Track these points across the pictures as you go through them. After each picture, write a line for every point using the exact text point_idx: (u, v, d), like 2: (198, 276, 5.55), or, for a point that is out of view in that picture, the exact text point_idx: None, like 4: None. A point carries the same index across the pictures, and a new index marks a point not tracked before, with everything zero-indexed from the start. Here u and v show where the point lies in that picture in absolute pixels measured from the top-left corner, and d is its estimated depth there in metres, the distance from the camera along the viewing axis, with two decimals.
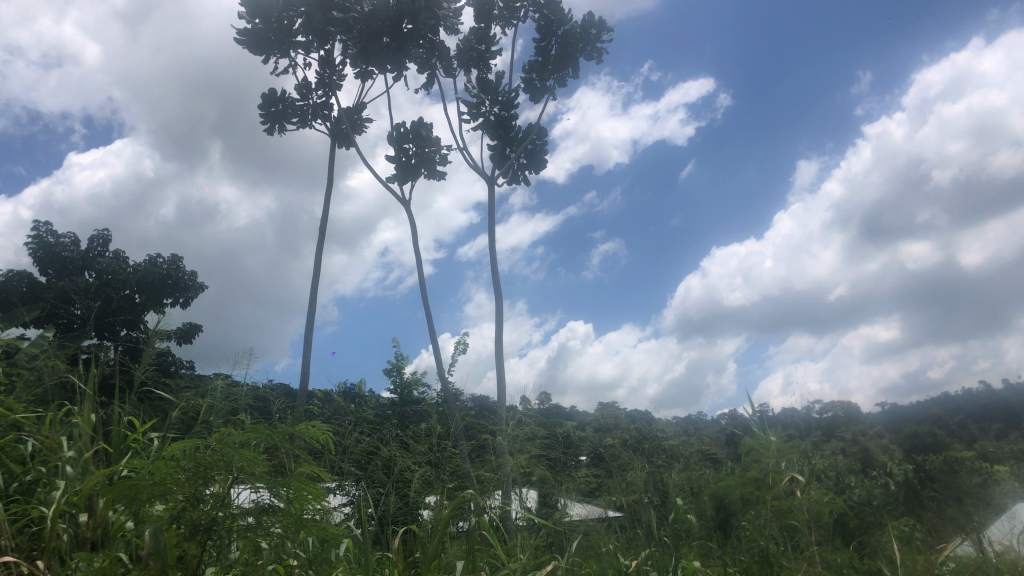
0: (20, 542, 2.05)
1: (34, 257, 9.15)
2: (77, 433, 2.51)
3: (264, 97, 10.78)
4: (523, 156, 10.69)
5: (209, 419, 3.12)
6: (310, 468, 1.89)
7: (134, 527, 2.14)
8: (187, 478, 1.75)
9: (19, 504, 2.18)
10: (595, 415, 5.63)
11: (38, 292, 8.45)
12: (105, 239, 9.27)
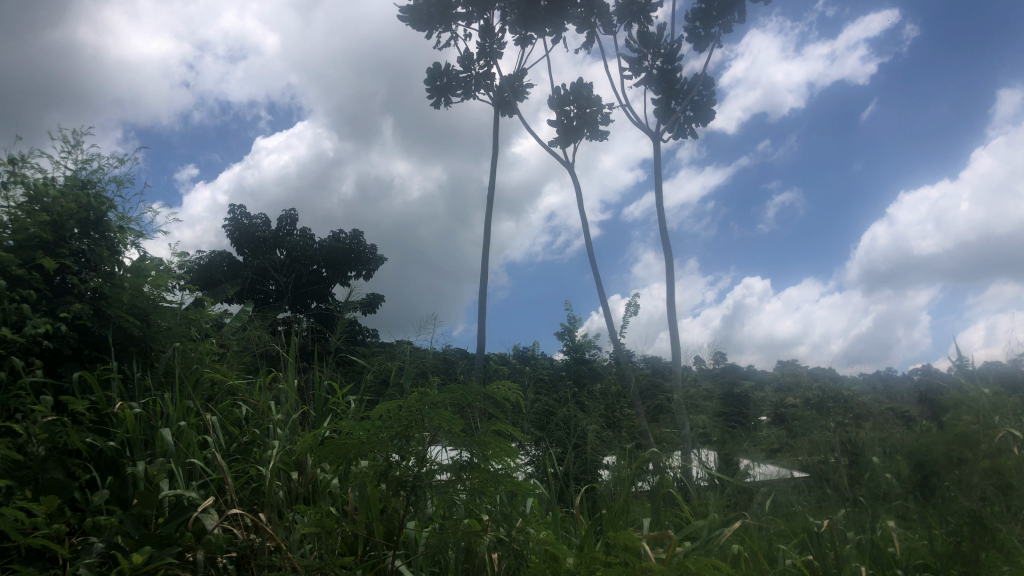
0: (241, 496, 2.24)
1: (232, 238, 9.93)
2: (283, 397, 2.71)
3: (429, 71, 11.07)
4: (689, 108, 10.37)
5: (398, 383, 3.27)
6: (503, 426, 1.91)
7: (341, 484, 2.28)
8: (390, 437, 1.85)
9: (239, 462, 2.39)
10: (777, 374, 5.42)
11: (236, 271, 9.17)
12: (293, 218, 9.89)
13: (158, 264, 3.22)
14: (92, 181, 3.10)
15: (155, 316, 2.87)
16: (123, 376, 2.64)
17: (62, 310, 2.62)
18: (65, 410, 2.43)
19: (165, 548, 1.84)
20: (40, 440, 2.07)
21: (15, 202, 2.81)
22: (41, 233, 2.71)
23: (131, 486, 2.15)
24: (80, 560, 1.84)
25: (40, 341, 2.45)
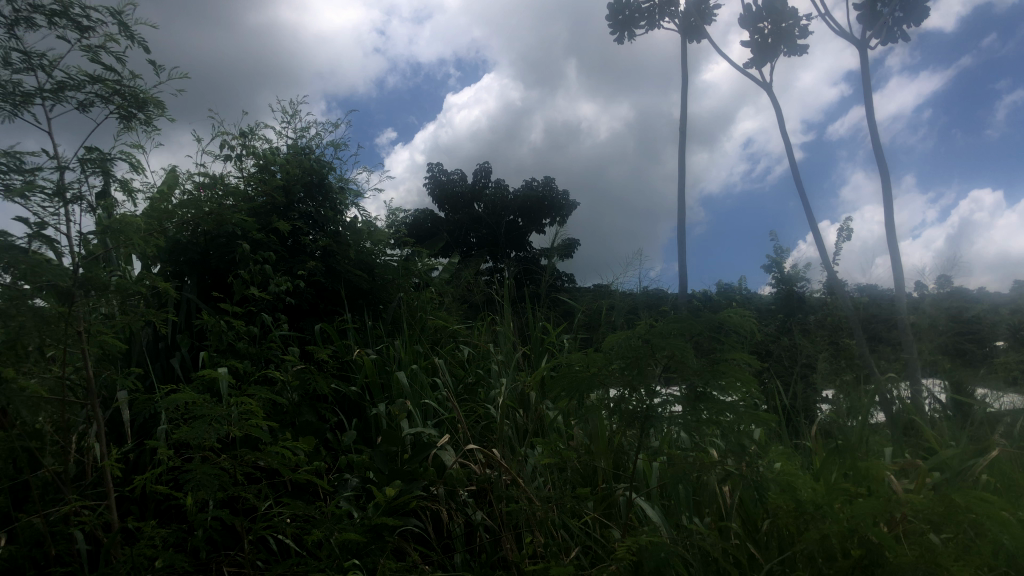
0: (473, 434, 2.34)
1: (432, 195, 10.33)
2: (502, 339, 2.80)
3: (611, 6, 10.82)
4: (897, 9, 9.45)
5: (611, 320, 3.27)
6: (742, 355, 1.80)
7: (568, 418, 2.32)
8: (620, 369, 1.87)
9: (467, 401, 2.50)
10: (1021, 291, 4.90)
11: (438, 226, 9.54)
12: (487, 171, 10.12)
13: (375, 220, 3.40)
14: (312, 147, 3.31)
15: (378, 269, 3.04)
16: (356, 327, 2.83)
17: (298, 268, 2.83)
18: (310, 360, 2.64)
19: (413, 481, 1.97)
20: (294, 385, 2.26)
21: (249, 172, 3.06)
22: (274, 199, 2.94)
23: (374, 426, 2.31)
24: (339, 493, 2.00)
25: (283, 297, 2.67)
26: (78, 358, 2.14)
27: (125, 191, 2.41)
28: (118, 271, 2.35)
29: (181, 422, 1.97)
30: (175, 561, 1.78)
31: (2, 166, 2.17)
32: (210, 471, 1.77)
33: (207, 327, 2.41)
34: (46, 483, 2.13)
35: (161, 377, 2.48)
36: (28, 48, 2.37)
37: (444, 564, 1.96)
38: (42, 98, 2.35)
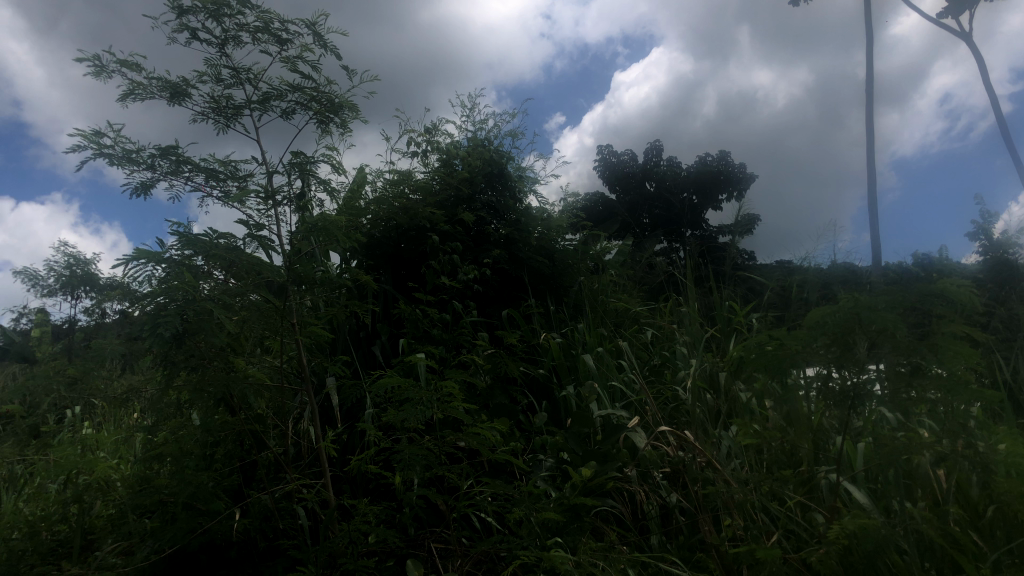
0: (664, 415, 2.32)
1: (604, 177, 10.29)
2: (687, 320, 2.75)
3: None
4: None
5: (802, 296, 3.13)
6: (961, 328, 1.66)
7: (763, 399, 2.25)
8: (822, 346, 1.78)
9: (655, 382, 2.48)
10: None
11: (612, 208, 9.48)
12: (659, 149, 9.93)
13: (554, 205, 3.44)
14: (491, 138, 3.39)
15: (560, 254, 3.07)
16: (541, 312, 2.88)
17: (484, 256, 2.91)
18: (499, 345, 2.71)
19: (607, 463, 1.98)
20: (487, 369, 2.34)
21: (433, 166, 3.18)
22: (457, 190, 3.04)
23: (565, 408, 2.35)
24: (536, 474, 2.05)
25: (471, 284, 2.76)
26: (292, 348, 2.32)
27: (325, 191, 2.58)
28: (321, 267, 2.52)
29: (387, 406, 2.09)
30: (389, 536, 1.90)
31: (221, 174, 2.38)
32: (417, 452, 1.88)
33: (404, 316, 2.54)
34: (271, 463, 2.33)
35: (363, 364, 2.64)
36: (236, 64, 2.59)
37: (641, 545, 1.96)
38: (250, 110, 2.55)
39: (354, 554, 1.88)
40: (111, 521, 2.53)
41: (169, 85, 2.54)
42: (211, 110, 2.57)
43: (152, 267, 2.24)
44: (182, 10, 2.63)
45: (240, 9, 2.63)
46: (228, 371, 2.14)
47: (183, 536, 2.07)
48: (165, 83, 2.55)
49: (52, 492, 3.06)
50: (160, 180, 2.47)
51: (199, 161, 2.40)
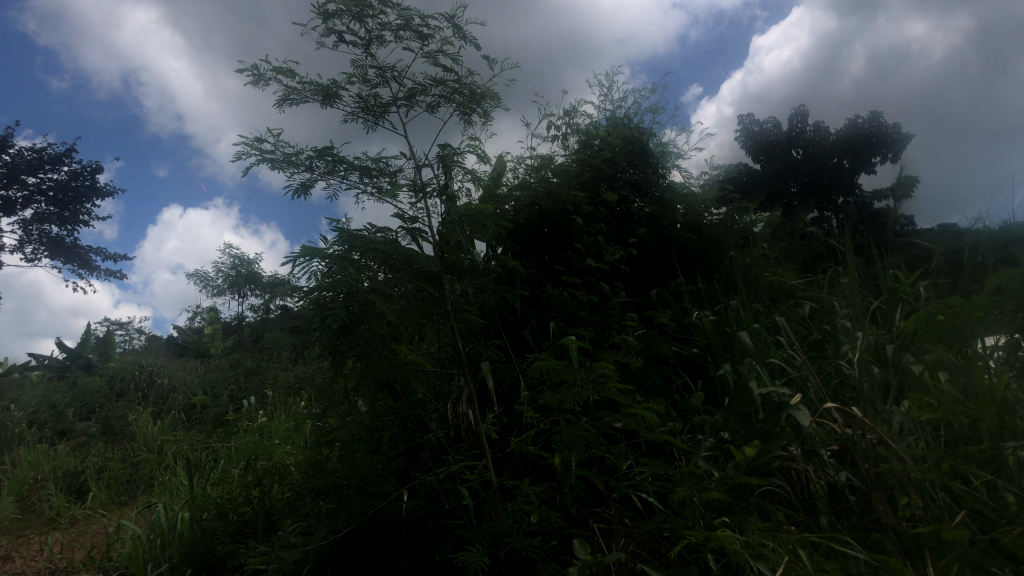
0: (828, 391, 2.23)
1: (747, 147, 9.92)
2: (848, 291, 2.62)
3: None
4: None
5: (975, 261, 2.92)
6: None
7: (937, 371, 2.12)
8: None
9: (816, 357, 2.39)
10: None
11: (756, 179, 9.14)
12: (803, 114, 9.49)
13: (699, 180, 3.36)
14: (631, 116, 3.35)
15: (707, 229, 3.00)
16: (691, 289, 2.83)
17: (629, 236, 2.88)
18: (650, 325, 2.69)
19: (771, 441, 1.94)
20: (639, 350, 2.32)
21: (573, 149, 3.18)
22: (599, 171, 3.03)
23: (723, 387, 2.30)
24: (696, 454, 2.02)
25: (618, 265, 2.75)
26: (448, 335, 2.39)
27: (471, 180, 2.64)
28: (471, 255, 2.58)
29: (543, 389, 2.12)
30: (552, 516, 1.93)
31: (373, 171, 2.48)
32: (576, 433, 1.90)
33: (553, 299, 2.56)
34: (433, 446, 2.41)
35: (516, 348, 2.68)
36: (381, 63, 2.68)
37: (811, 525, 1.90)
38: (397, 106, 2.64)
39: (520, 533, 1.93)
40: (290, 503, 2.70)
41: (321, 89, 2.67)
42: (360, 109, 2.68)
43: (315, 263, 2.37)
44: (329, 16, 2.75)
45: (382, 9, 2.72)
46: (390, 359, 2.24)
47: (356, 517, 2.18)
48: (317, 87, 2.68)
49: (236, 476, 3.30)
50: (317, 180, 2.60)
51: (353, 160, 2.51)
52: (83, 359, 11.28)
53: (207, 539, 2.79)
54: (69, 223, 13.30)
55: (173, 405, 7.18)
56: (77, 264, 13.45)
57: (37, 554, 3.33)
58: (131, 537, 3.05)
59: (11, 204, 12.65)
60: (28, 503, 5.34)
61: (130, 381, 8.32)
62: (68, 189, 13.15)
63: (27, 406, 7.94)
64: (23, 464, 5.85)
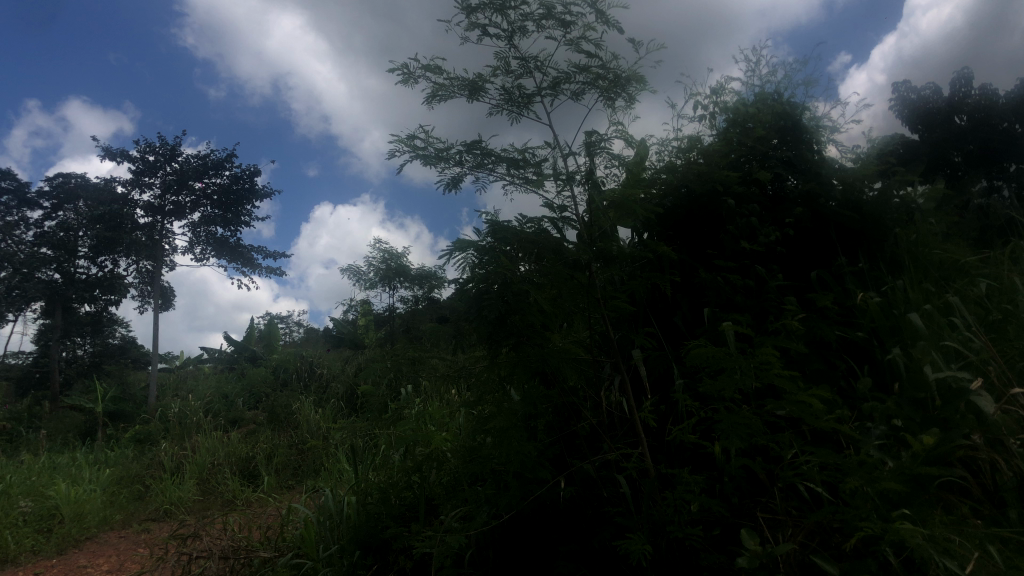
0: (1014, 376, 2.08)
1: (904, 117, 9.35)
2: None
3: None
4: None
5: None
6: None
7: None
8: None
9: (997, 339, 2.22)
10: None
11: (916, 151, 8.59)
12: (967, 77, 8.82)
13: (856, 153, 3.19)
14: (781, 90, 3.22)
15: (869, 205, 2.85)
16: (853, 270, 2.70)
17: (785, 216, 2.78)
18: (809, 308, 2.58)
19: (951, 429, 1.82)
20: (800, 335, 2.24)
21: (721, 128, 3.10)
22: (749, 150, 2.93)
23: (893, 372, 2.19)
24: (867, 442, 1.93)
25: (773, 247, 2.65)
26: (600, 322, 2.40)
27: (618, 166, 2.63)
28: (620, 241, 2.57)
29: (701, 376, 2.08)
30: (714, 505, 1.90)
31: (521, 162, 2.52)
32: (739, 421, 1.86)
33: (707, 284, 2.51)
34: (587, 433, 2.42)
35: (668, 335, 2.64)
36: (524, 54, 2.70)
37: (999, 519, 1.78)
38: (542, 96, 2.66)
39: (681, 522, 1.91)
40: (449, 489, 2.78)
41: (467, 84, 2.72)
42: (506, 102, 2.71)
43: (468, 255, 2.43)
44: (472, 11, 2.79)
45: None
46: (543, 347, 2.27)
47: (516, 503, 2.24)
48: (463, 82, 2.74)
49: (396, 461, 3.44)
50: (467, 173, 2.66)
51: (500, 152, 2.55)
52: (248, 352, 12.06)
53: (374, 523, 2.94)
54: (232, 224, 14.19)
55: (332, 394, 7.54)
56: (240, 262, 14.35)
57: (221, 533, 3.60)
58: (304, 520, 3.25)
59: (181, 208, 13.64)
60: (208, 486, 5.79)
61: (291, 372, 8.81)
62: (230, 192, 14.03)
63: (203, 397, 8.57)
64: (202, 450, 6.32)
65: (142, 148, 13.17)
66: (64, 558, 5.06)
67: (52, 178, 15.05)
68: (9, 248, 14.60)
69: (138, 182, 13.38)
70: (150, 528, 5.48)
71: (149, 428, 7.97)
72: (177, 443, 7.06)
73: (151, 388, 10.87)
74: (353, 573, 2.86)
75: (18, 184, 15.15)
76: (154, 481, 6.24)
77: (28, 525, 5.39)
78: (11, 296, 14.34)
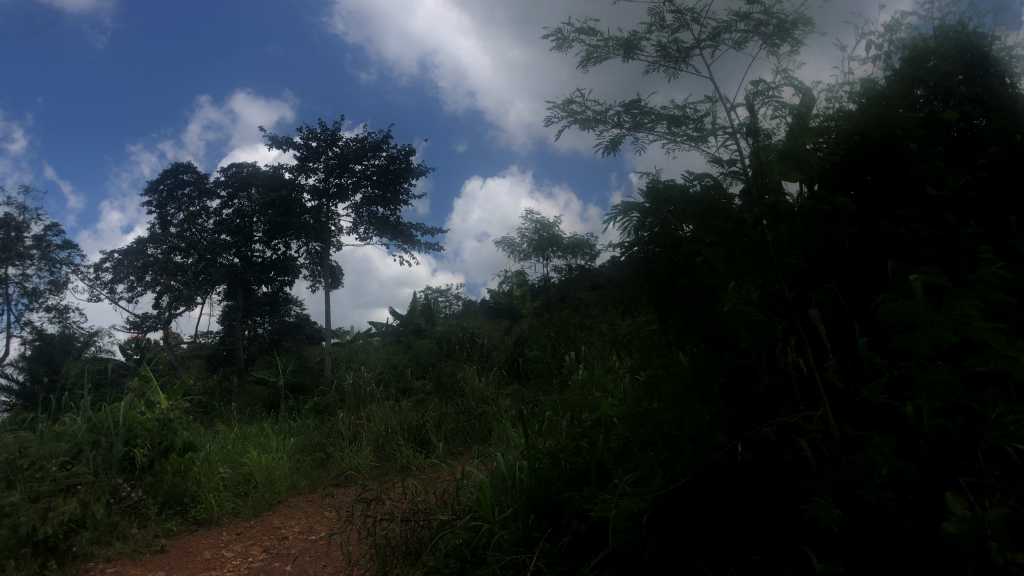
0: None
1: None
2: None
3: None
4: None
5: None
6: None
7: None
8: None
9: None
10: None
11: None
12: None
13: None
14: (965, 21, 2.95)
15: None
16: None
17: (975, 157, 2.56)
18: (1008, 255, 2.37)
19: None
20: (1001, 285, 2.06)
21: (898, 67, 2.89)
22: (931, 88, 2.71)
23: None
24: None
25: (963, 192, 2.45)
26: (773, 282, 2.31)
27: (786, 116, 2.52)
28: (791, 195, 2.47)
29: (889, 332, 1.96)
30: (908, 468, 1.80)
31: (683, 120, 2.47)
32: (936, 380, 1.74)
33: (891, 235, 2.36)
34: (763, 396, 2.34)
35: (845, 291, 2.51)
36: (681, 7, 2.63)
37: None
38: (701, 49, 2.59)
39: (872, 486, 1.83)
40: (620, 453, 2.78)
41: (623, 43, 2.69)
42: (664, 58, 2.66)
43: (632, 218, 2.41)
44: None
45: None
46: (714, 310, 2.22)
47: (693, 468, 2.23)
48: (620, 43, 2.70)
49: (564, 427, 3.47)
50: (628, 135, 2.65)
51: (660, 111, 2.51)
52: (413, 325, 12.54)
53: (546, 486, 3.02)
54: (392, 203, 14.73)
55: (495, 363, 7.72)
56: (400, 240, 14.89)
57: (401, 495, 3.79)
58: (480, 485, 3.36)
59: (344, 190, 14.30)
60: (384, 453, 6.11)
61: (455, 343, 9.07)
62: (388, 172, 14.55)
63: (374, 368, 9.01)
64: (377, 418, 6.63)
65: (305, 135, 13.88)
66: (261, 520, 5.49)
67: (227, 168, 16.13)
68: (194, 236, 15.81)
69: (304, 168, 14.14)
70: (334, 492, 5.84)
71: (327, 399, 8.46)
72: (353, 412, 7.47)
73: (326, 362, 11.54)
74: (529, 535, 2.98)
75: (198, 176, 16.33)
76: (335, 449, 6.64)
77: (228, 489, 5.87)
78: (198, 281, 15.58)
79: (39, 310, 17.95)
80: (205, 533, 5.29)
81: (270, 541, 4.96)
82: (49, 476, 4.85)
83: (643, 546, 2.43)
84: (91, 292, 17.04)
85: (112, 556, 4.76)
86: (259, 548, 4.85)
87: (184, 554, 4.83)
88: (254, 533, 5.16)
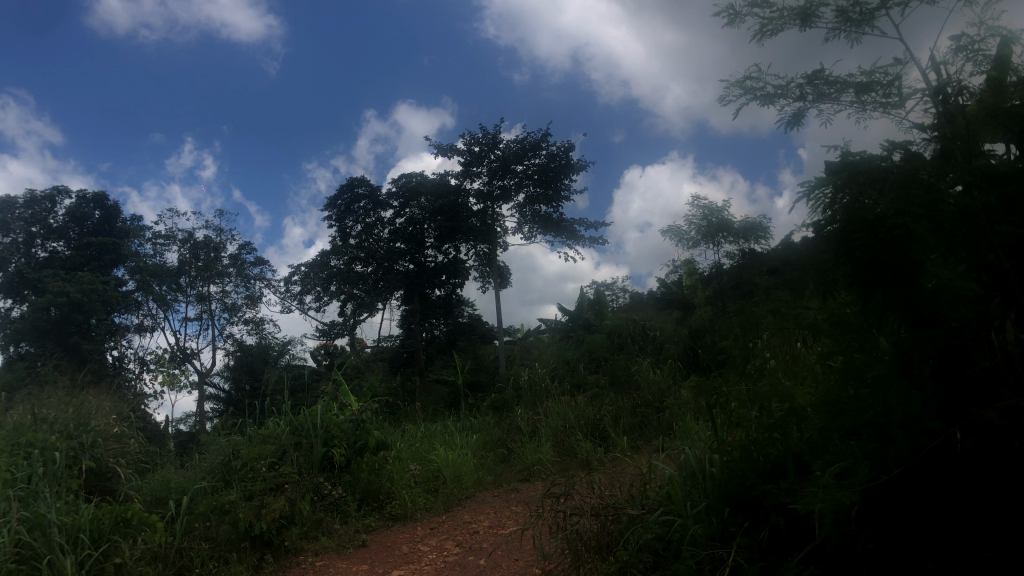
0: None
1: None
2: None
3: None
4: None
5: None
6: None
7: None
8: None
9: None
10: None
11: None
12: None
13: None
14: None
15: None
16: None
17: None
18: None
19: None
20: None
21: None
22: None
23: None
24: None
25: None
26: (987, 252, 2.12)
27: (989, 73, 2.33)
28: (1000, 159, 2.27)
29: None
30: None
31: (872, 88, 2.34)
32: None
33: None
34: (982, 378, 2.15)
35: None
36: None
37: None
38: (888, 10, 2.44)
39: None
40: (818, 443, 2.66)
41: None
42: None
43: (823, 194, 2.30)
44: None
45: None
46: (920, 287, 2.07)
47: (907, 457, 2.08)
48: None
49: (753, 418, 3.36)
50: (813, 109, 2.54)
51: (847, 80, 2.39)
52: (582, 321, 12.58)
53: (739, 479, 2.93)
54: (555, 200, 14.82)
55: (670, 355, 7.60)
56: (565, 236, 14.98)
57: (589, 489, 3.82)
58: (669, 477, 3.33)
59: (507, 192, 14.55)
60: (564, 448, 6.18)
61: (627, 336, 9.01)
62: (549, 171, 14.64)
63: (548, 364, 9.10)
64: (555, 414, 6.70)
65: (468, 140, 14.23)
66: (452, 515, 5.69)
67: (397, 179, 16.69)
68: (370, 246, 16.61)
69: (469, 173, 14.52)
70: (519, 487, 5.96)
71: (504, 396, 8.65)
72: (531, 408, 7.59)
73: (501, 361, 11.80)
74: (726, 529, 2.91)
75: (372, 189, 17.11)
76: (516, 445, 6.78)
77: (419, 485, 6.12)
78: (377, 288, 16.38)
79: (238, 323, 19.48)
80: (401, 528, 5.55)
81: (462, 536, 5.13)
82: (260, 476, 5.23)
83: (852, 541, 2.29)
84: (282, 304, 18.30)
85: (320, 551, 5.12)
86: (452, 542, 5.02)
87: (384, 548, 5.08)
88: (446, 528, 5.35)
